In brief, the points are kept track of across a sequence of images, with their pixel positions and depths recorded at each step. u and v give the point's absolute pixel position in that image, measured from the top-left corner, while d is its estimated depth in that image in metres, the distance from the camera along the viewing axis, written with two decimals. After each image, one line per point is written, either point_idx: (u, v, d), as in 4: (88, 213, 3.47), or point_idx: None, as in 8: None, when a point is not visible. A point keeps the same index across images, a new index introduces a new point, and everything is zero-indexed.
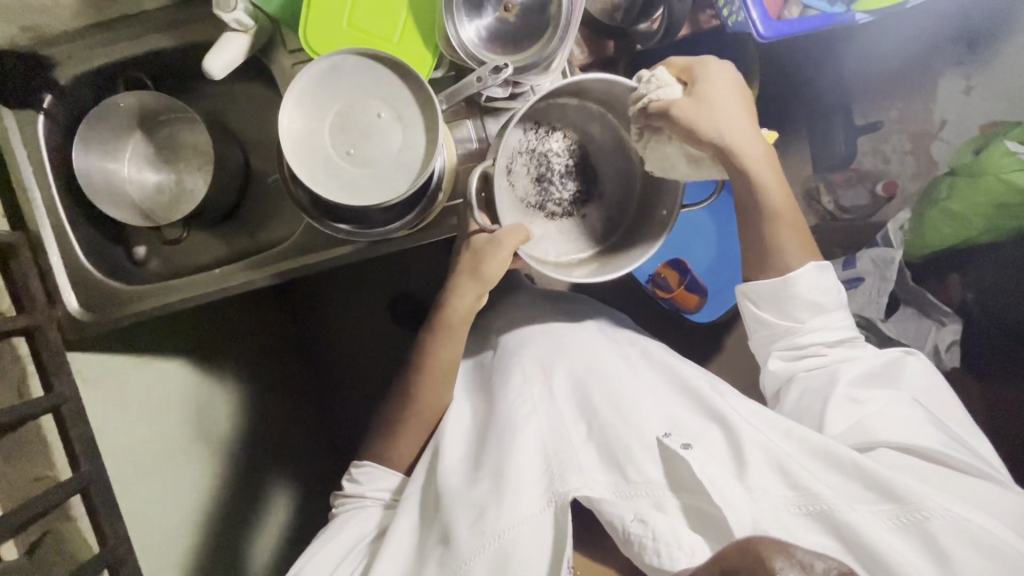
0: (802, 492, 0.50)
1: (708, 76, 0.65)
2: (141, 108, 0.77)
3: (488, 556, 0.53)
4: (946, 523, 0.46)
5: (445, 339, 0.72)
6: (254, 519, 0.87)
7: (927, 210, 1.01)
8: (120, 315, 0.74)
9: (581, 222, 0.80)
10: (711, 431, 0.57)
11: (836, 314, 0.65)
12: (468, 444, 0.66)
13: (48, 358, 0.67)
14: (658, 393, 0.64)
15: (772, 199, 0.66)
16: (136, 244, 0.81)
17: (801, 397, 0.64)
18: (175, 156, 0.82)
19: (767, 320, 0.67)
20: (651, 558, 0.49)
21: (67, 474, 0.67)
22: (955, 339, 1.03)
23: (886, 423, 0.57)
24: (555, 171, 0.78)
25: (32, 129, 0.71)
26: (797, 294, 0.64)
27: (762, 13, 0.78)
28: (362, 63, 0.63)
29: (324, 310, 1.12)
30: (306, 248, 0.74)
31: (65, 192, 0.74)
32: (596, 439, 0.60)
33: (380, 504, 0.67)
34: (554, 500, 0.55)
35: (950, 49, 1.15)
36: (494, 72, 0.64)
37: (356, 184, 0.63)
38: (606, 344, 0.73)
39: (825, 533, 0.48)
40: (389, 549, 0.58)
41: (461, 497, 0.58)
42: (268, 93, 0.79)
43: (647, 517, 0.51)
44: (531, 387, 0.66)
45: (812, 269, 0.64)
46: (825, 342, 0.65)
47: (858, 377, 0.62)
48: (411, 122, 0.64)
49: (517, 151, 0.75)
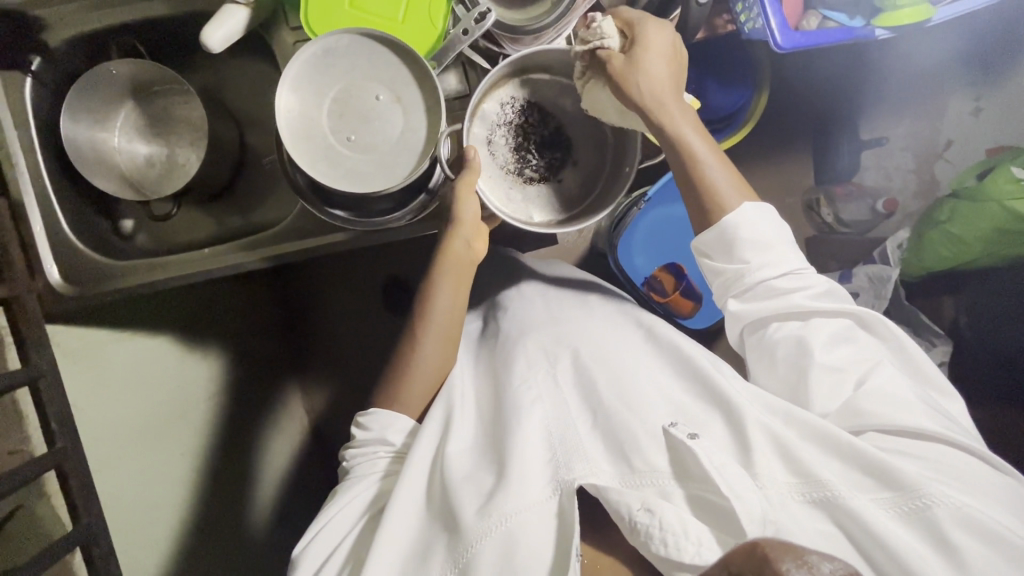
0: (806, 480, 0.50)
1: (647, 31, 0.64)
2: (133, 78, 0.75)
3: (496, 540, 0.51)
4: (947, 511, 0.46)
5: (448, 307, 0.70)
6: (244, 495, 0.86)
7: (928, 230, 1.02)
8: (103, 288, 0.72)
9: (559, 188, 0.74)
10: (716, 421, 0.57)
11: (785, 250, 0.63)
12: (472, 430, 0.65)
13: (26, 329, 0.65)
14: (660, 380, 0.64)
15: (693, 146, 0.64)
16: (123, 217, 0.79)
17: (773, 365, 0.63)
18: (167, 129, 0.79)
19: (717, 266, 0.65)
20: (658, 548, 0.47)
21: (43, 449, 0.64)
22: (945, 360, 1.02)
23: (879, 402, 0.55)
24: (532, 141, 0.73)
25: (21, 95, 0.69)
26: (740, 234, 0.63)
27: (780, 22, 0.77)
28: (354, 43, 0.61)
29: (314, 288, 1.10)
30: (298, 231, 0.72)
31: (50, 158, 0.72)
32: (601, 428, 0.59)
33: (391, 454, 0.64)
34: (560, 488, 0.53)
35: (962, 69, 1.14)
36: (481, 19, 0.61)
37: (359, 170, 0.62)
38: (606, 329, 0.72)
39: (827, 520, 0.48)
40: (387, 538, 0.55)
41: (466, 484, 0.57)
42: (267, 69, 0.77)
43: (654, 507, 0.48)
44: (536, 372, 0.67)
45: (746, 209, 0.63)
46: (780, 280, 0.62)
47: (835, 347, 0.60)
48: (412, 103, 0.62)
49: (495, 125, 0.72)
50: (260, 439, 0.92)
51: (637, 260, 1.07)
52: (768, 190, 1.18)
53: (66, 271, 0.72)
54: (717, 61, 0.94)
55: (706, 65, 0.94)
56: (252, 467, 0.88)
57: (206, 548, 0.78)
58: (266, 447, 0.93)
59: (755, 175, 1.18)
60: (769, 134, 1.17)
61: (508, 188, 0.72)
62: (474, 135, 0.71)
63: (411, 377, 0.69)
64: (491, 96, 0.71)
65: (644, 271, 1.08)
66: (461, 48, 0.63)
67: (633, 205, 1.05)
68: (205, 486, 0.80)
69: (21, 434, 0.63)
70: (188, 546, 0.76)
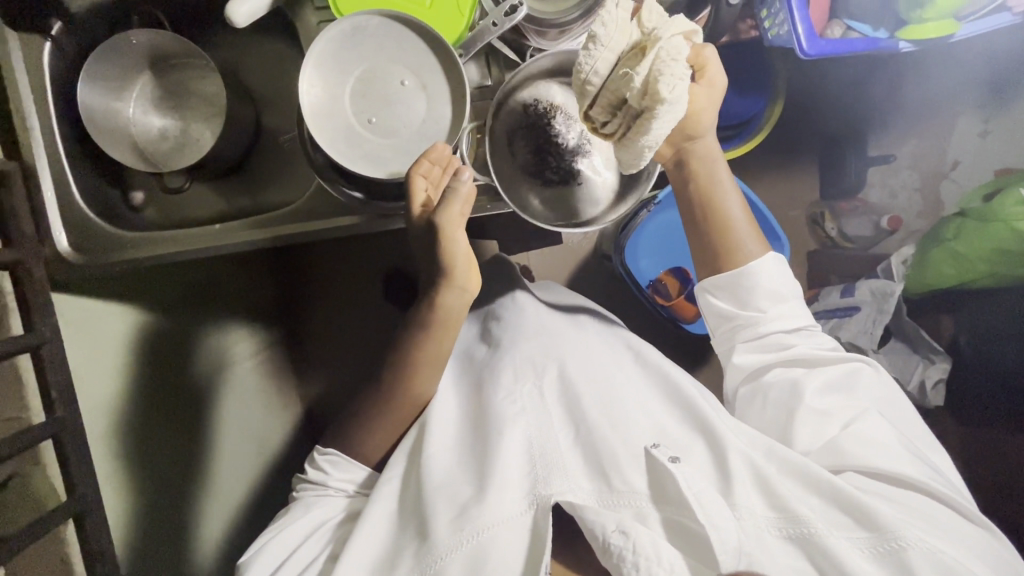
0: (784, 515, 0.52)
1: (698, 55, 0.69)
2: (152, 48, 0.74)
3: (466, 552, 0.54)
4: (920, 554, 0.49)
5: (455, 314, 0.67)
6: (219, 479, 0.82)
7: (931, 248, 1.03)
8: (109, 260, 0.71)
9: (581, 191, 0.70)
10: (699, 447, 0.59)
11: (796, 305, 0.68)
12: (454, 438, 0.67)
13: (31, 295, 0.64)
14: (646, 398, 0.67)
15: (718, 163, 0.69)
16: (133, 188, 0.77)
17: (764, 405, 0.66)
18: (185, 104, 0.78)
19: (729, 311, 0.68)
20: (630, 572, 0.49)
21: (40, 418, 0.64)
22: (943, 376, 1.05)
23: (859, 444, 0.58)
24: (555, 144, 0.70)
25: (39, 59, 0.67)
26: (760, 284, 0.66)
27: (807, 29, 0.77)
28: (386, 26, 0.61)
29: (317, 275, 1.09)
30: (304, 216, 0.71)
31: (65, 125, 0.70)
32: (584, 445, 0.61)
33: (344, 495, 0.67)
34: (536, 502, 0.56)
35: (975, 91, 1.15)
36: (510, 13, 0.61)
37: (378, 154, 0.62)
38: (598, 347, 0.73)
39: (798, 554, 0.51)
40: (364, 536, 0.59)
41: (441, 493, 0.59)
42: (289, 50, 0.77)
43: (628, 529, 0.51)
44: (522, 387, 0.68)
45: (770, 259, 0.67)
46: (785, 330, 0.66)
47: (823, 389, 0.63)
48: (436, 92, 0.62)
49: (518, 128, 0.69)
50: (259, 427, 0.91)
51: (644, 264, 1.07)
52: (773, 201, 1.19)
53: (75, 240, 0.71)
54: (740, 64, 0.95)
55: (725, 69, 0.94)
56: (243, 451, 0.87)
57: (184, 528, 0.76)
58: (261, 438, 0.91)
59: (761, 184, 1.19)
60: (781, 143, 1.17)
61: (527, 191, 0.70)
62: (494, 137, 0.68)
63: (399, 386, 0.69)
64: (515, 97, 0.68)
65: (648, 275, 1.08)
66: (490, 39, 0.63)
67: (644, 206, 1.03)
68: (196, 474, 0.79)
69: (20, 400, 0.63)
70: (165, 528, 0.74)
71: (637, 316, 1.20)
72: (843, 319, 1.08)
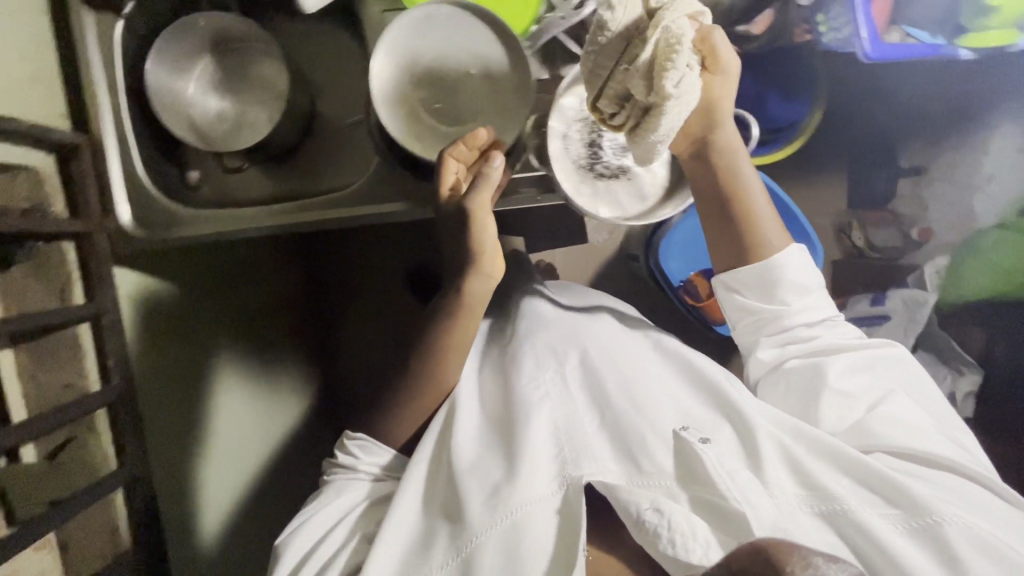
0: (816, 493, 0.53)
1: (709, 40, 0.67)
2: (217, 31, 0.76)
3: (501, 532, 0.55)
4: (957, 528, 0.50)
5: (481, 295, 0.67)
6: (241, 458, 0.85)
7: (967, 258, 1.08)
8: (165, 237, 0.72)
9: (631, 185, 0.72)
10: (726, 429, 0.60)
11: (819, 295, 0.68)
12: (480, 417, 0.68)
13: (94, 268, 0.69)
14: (670, 384, 0.67)
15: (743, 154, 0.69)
16: (190, 166, 0.79)
17: (787, 394, 0.66)
18: (244, 86, 0.80)
19: (751, 304, 0.68)
20: (666, 548, 0.49)
21: (96, 385, 0.69)
22: (973, 389, 1.05)
23: (889, 425, 0.60)
24: (607, 138, 0.71)
25: (111, 37, 0.70)
26: (784, 276, 0.66)
27: (871, 32, 0.79)
28: (456, 14, 0.63)
29: (341, 261, 1.07)
30: (346, 203, 0.72)
31: (132, 102, 0.73)
32: (609, 427, 0.62)
33: (370, 478, 0.68)
34: (566, 482, 0.57)
35: (1014, 105, 1.14)
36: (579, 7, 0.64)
37: (442, 140, 0.67)
38: (617, 331, 0.74)
39: (831, 531, 0.51)
40: (396, 519, 0.60)
41: (473, 475, 0.60)
42: (347, 38, 0.78)
43: (662, 507, 0.52)
44: (545, 371, 0.68)
45: (793, 250, 0.67)
46: (807, 323, 0.67)
47: (846, 371, 0.64)
48: (500, 83, 0.65)
49: (574, 122, 0.70)
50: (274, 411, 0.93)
51: (673, 264, 1.06)
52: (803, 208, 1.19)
53: (138, 215, 0.72)
54: (788, 67, 0.94)
55: (769, 73, 0.94)
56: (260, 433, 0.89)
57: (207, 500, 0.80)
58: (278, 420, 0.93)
59: (793, 191, 1.19)
60: (815, 150, 1.18)
61: (580, 181, 0.70)
62: (552, 129, 0.69)
63: (427, 373, 0.69)
64: (573, 92, 0.69)
65: (678, 275, 1.07)
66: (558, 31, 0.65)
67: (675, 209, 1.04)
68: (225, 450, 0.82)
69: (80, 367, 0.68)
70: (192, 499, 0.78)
71: (659, 317, 1.21)
72: (873, 327, 1.10)
